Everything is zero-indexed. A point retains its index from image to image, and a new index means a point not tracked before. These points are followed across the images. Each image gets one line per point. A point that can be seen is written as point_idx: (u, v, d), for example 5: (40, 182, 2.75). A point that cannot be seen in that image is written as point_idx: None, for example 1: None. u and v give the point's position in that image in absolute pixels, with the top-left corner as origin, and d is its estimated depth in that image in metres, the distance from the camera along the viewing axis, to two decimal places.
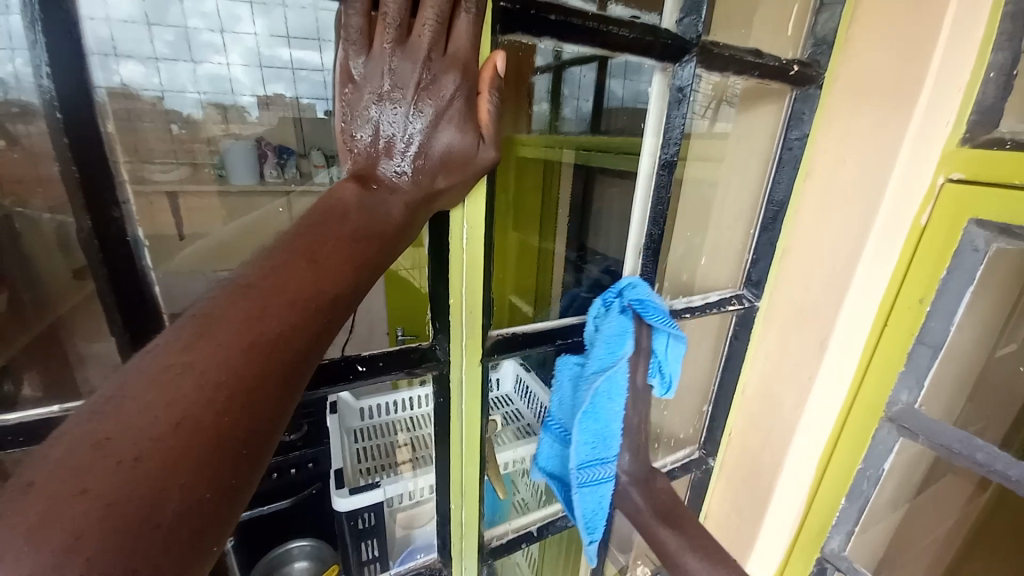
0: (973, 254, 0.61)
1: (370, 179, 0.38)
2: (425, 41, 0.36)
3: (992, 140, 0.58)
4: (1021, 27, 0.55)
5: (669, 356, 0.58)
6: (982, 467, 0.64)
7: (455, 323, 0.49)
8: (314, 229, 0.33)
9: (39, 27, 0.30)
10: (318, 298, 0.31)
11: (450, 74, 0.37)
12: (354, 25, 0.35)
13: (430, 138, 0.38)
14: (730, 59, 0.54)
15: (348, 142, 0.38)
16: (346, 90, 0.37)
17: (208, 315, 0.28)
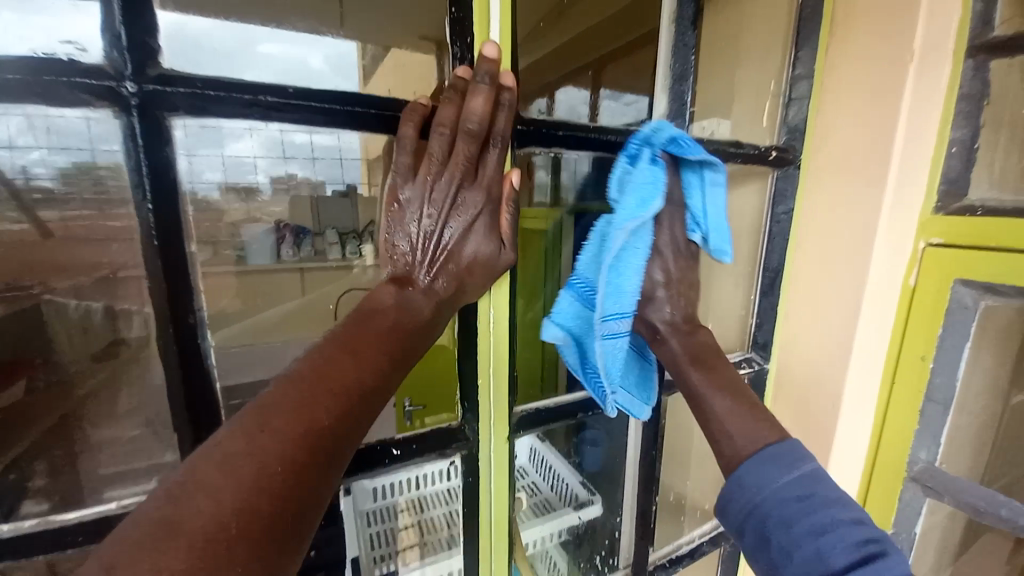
0: (964, 312, 0.65)
1: (405, 282, 0.44)
2: (458, 172, 0.43)
3: (963, 208, 0.64)
4: (974, 109, 0.62)
5: (709, 207, 0.54)
6: (1009, 523, 0.63)
7: (481, 401, 0.52)
8: (353, 327, 0.39)
9: (146, 172, 0.36)
10: (357, 388, 0.36)
11: (476, 193, 0.45)
12: (402, 159, 0.43)
13: (460, 244, 0.45)
14: (713, 151, 0.62)
15: (390, 249, 0.46)
16: (392, 208, 0.45)
17: (264, 407, 0.32)
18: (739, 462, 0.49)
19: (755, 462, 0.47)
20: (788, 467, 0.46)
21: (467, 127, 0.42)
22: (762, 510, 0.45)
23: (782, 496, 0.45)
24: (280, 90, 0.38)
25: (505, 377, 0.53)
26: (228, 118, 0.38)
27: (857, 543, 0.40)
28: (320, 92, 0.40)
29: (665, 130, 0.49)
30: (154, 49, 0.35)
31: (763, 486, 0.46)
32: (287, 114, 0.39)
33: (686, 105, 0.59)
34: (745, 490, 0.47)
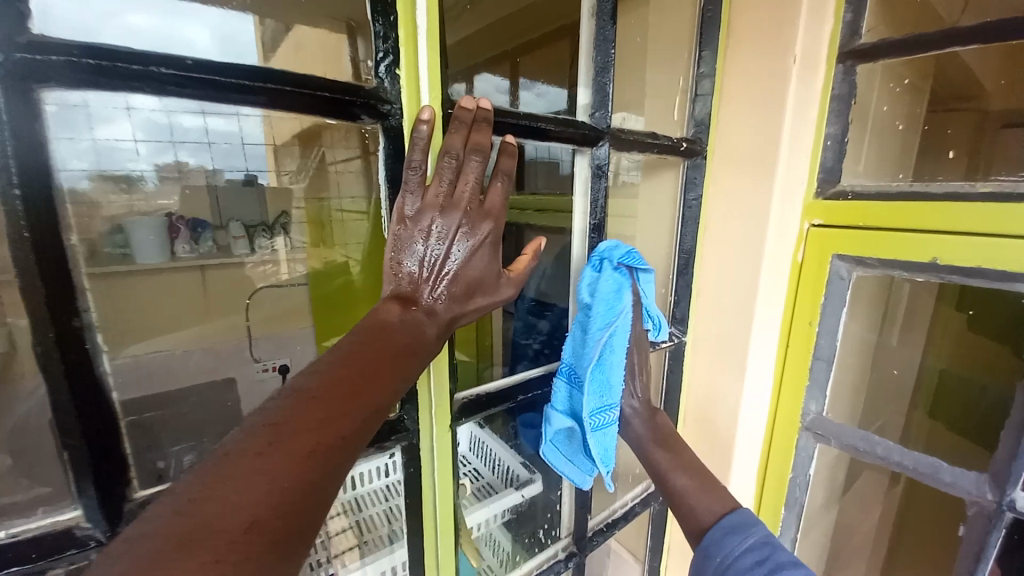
0: (840, 282, 0.75)
1: (411, 301, 0.44)
2: (467, 195, 0.45)
3: (837, 193, 0.74)
4: (842, 108, 0.72)
5: (652, 302, 0.68)
6: (882, 459, 0.75)
7: (422, 391, 0.51)
8: (368, 343, 0.39)
9: (10, 148, 0.30)
10: (362, 412, 0.36)
11: (485, 221, 0.46)
12: (413, 180, 0.44)
13: (467, 263, 0.46)
14: (633, 142, 0.66)
15: (394, 270, 0.45)
16: (400, 226, 0.44)
17: (279, 422, 0.32)
18: (706, 529, 0.59)
19: (718, 530, 0.57)
20: (745, 534, 0.55)
21: (475, 158, 0.45)
22: (728, 575, 0.53)
23: (744, 562, 0.53)
24: (176, 61, 0.33)
25: (445, 366, 0.52)
26: (113, 91, 0.33)
27: None
28: (225, 65, 0.35)
29: (621, 248, 0.64)
30: (20, 11, 0.29)
31: (732, 552, 0.54)
32: (188, 88, 0.34)
33: (608, 95, 0.60)
34: (718, 557, 0.55)
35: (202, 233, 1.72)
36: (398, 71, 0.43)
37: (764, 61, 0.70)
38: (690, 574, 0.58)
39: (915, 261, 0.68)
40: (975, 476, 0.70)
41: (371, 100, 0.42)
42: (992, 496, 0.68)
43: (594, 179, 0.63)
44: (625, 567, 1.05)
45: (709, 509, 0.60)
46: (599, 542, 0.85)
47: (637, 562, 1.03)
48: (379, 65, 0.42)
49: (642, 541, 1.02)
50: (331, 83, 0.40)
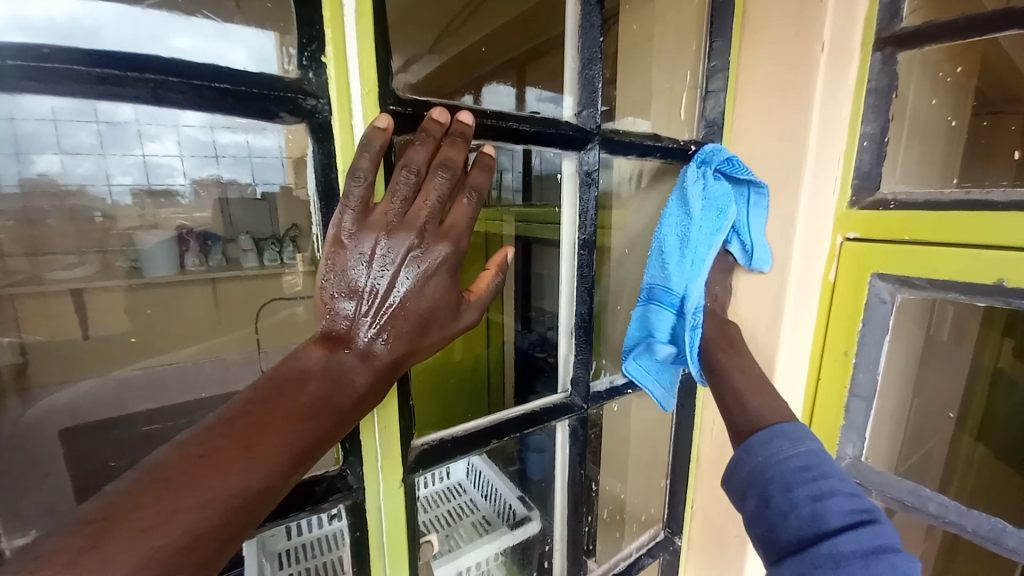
0: (881, 306, 0.64)
1: (342, 343, 0.36)
2: (423, 214, 0.36)
3: (876, 202, 0.63)
4: (881, 103, 0.62)
5: (750, 220, 0.63)
6: (935, 519, 0.62)
7: (366, 441, 0.43)
8: (263, 402, 0.32)
9: None
10: (238, 498, 0.29)
11: (441, 244, 0.37)
12: (354, 195, 0.35)
13: (415, 297, 0.37)
14: (630, 144, 0.56)
15: (327, 306, 0.36)
16: (334, 250, 0.36)
17: (110, 516, 0.25)
18: (752, 433, 0.50)
19: (766, 434, 0.49)
20: (795, 441, 0.47)
21: (441, 173, 0.37)
22: (764, 475, 0.46)
23: (788, 463, 0.45)
24: (28, 48, 0.28)
25: (396, 412, 0.44)
26: None
27: (853, 510, 0.40)
28: (93, 50, 0.30)
29: (721, 152, 0.62)
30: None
31: (776, 454, 0.46)
32: (45, 79, 0.29)
33: (597, 90, 0.52)
34: (754, 457, 0.48)
35: (212, 246, 1.62)
36: (324, 60, 0.36)
37: (784, 50, 0.61)
38: (722, 477, 0.51)
39: (975, 283, 0.57)
40: None
41: (289, 94, 0.35)
42: None
43: (582, 187, 0.54)
44: None
45: (758, 406, 0.54)
46: None
47: None
48: (302, 54, 0.36)
49: None
50: (234, 73, 0.33)
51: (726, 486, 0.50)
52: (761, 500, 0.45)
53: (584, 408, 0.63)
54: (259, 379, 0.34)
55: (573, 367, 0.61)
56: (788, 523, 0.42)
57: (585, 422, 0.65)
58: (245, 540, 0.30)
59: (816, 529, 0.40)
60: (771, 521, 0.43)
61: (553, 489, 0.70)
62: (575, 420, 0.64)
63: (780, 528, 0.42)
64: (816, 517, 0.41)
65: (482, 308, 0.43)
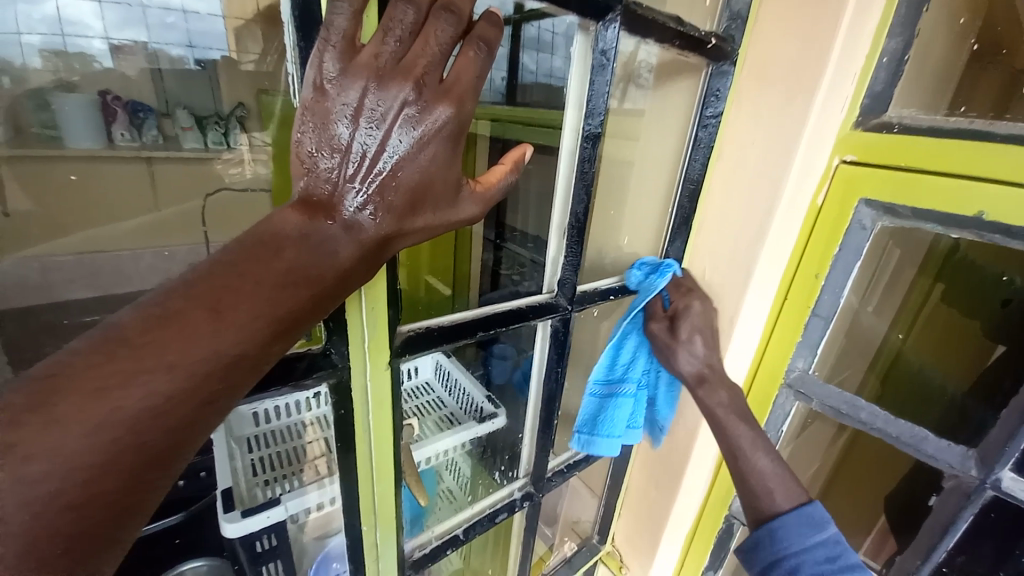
0: (860, 233, 0.66)
1: (324, 211, 0.31)
2: (420, 64, 0.30)
3: (880, 125, 0.62)
4: (912, 15, 0.57)
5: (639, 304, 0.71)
6: (861, 424, 0.71)
7: (352, 322, 0.41)
8: (235, 266, 0.28)
9: None
10: (210, 363, 0.26)
11: (443, 105, 0.31)
12: (338, 28, 0.29)
13: (406, 166, 0.32)
14: (651, 23, 0.50)
15: (306, 163, 0.31)
16: (314, 97, 0.30)
17: (59, 374, 0.23)
18: (774, 514, 0.59)
19: (791, 518, 0.57)
20: (817, 530, 0.55)
21: (446, 15, 0.30)
22: (792, 562, 0.55)
23: (812, 556, 0.54)
24: None
25: (384, 292, 0.41)
26: None
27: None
28: None
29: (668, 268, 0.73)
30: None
31: (800, 541, 0.55)
32: None
33: None
34: (778, 540, 0.57)
35: (146, 119, 1.50)
36: None
37: None
38: (741, 543, 0.61)
39: (955, 215, 0.58)
40: (961, 451, 0.65)
41: None
42: (975, 474, 0.64)
43: (594, 67, 0.48)
44: (582, 501, 1.05)
45: None
46: (557, 482, 0.82)
47: (593, 498, 1.03)
48: None
49: (599, 481, 1.01)
50: None
51: (743, 554, 0.60)
52: (771, 536, 0.57)
53: (568, 310, 0.63)
54: (229, 243, 0.30)
55: (561, 269, 0.60)
56: None
57: (567, 323, 0.64)
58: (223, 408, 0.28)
59: (780, 551, 0.56)
60: None
61: (532, 381, 0.73)
62: (557, 321, 0.64)
63: (778, 563, 0.56)
64: (811, 554, 0.54)
65: (484, 202, 0.38)
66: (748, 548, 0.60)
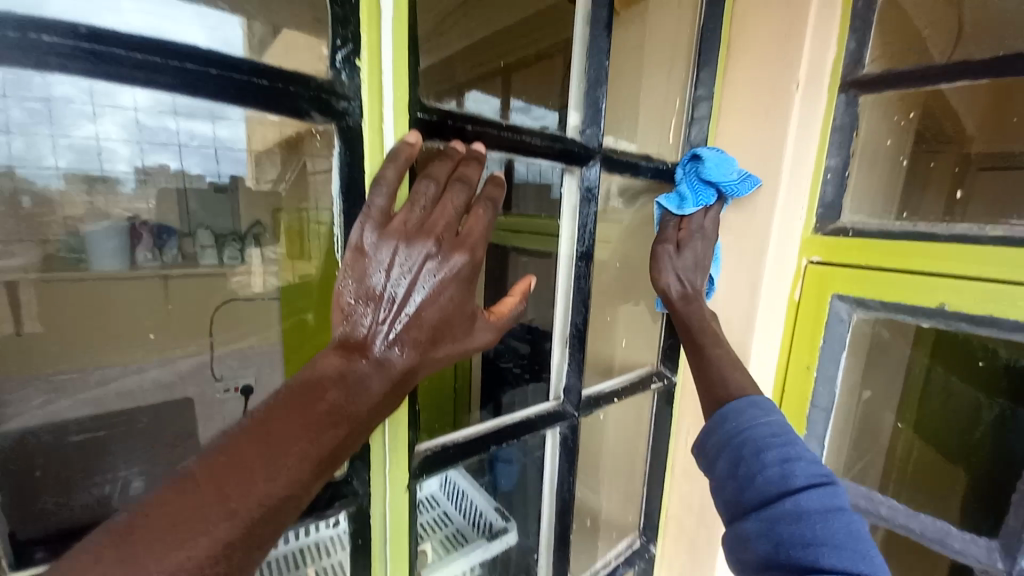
0: (840, 324, 0.71)
1: (357, 352, 0.36)
2: (441, 224, 0.37)
3: (837, 229, 0.70)
4: (844, 141, 0.68)
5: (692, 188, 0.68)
6: (884, 519, 0.69)
7: (374, 446, 0.44)
8: (282, 410, 0.32)
9: None
10: (262, 505, 0.29)
11: (459, 253, 0.37)
12: (376, 206, 0.36)
13: (428, 306, 0.37)
14: (627, 163, 0.60)
15: (345, 312, 0.37)
16: (355, 258, 0.36)
17: (138, 527, 0.25)
18: (720, 406, 0.54)
19: (738, 404, 0.52)
20: (763, 414, 0.50)
21: (458, 186, 0.38)
22: (738, 437, 0.49)
23: (757, 430, 0.48)
24: (65, 29, 0.27)
25: (405, 416, 0.45)
26: None
27: (818, 472, 0.43)
28: (132, 40, 0.29)
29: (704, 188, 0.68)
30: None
31: (753, 419, 0.50)
32: (82, 65, 0.28)
33: (601, 110, 0.55)
34: (730, 419, 0.51)
35: (167, 241, 1.57)
36: (358, 62, 0.37)
37: (764, 86, 0.67)
38: (695, 444, 0.54)
39: (921, 306, 0.63)
40: (985, 544, 0.64)
41: (321, 94, 0.36)
42: (1003, 567, 0.62)
43: (583, 201, 0.57)
44: None
45: None
46: None
47: None
48: (336, 57, 0.36)
49: None
50: (272, 68, 0.34)
51: (698, 454, 0.53)
52: (734, 463, 0.48)
53: (576, 415, 0.65)
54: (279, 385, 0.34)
55: (566, 375, 0.63)
56: (755, 482, 0.45)
57: (576, 428, 0.66)
58: (269, 549, 0.30)
59: (783, 488, 0.43)
60: (740, 479, 0.46)
61: (544, 492, 0.72)
62: (565, 427, 0.65)
63: (746, 491, 0.45)
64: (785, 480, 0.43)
65: (496, 325, 0.43)
66: (767, 516, 0.43)
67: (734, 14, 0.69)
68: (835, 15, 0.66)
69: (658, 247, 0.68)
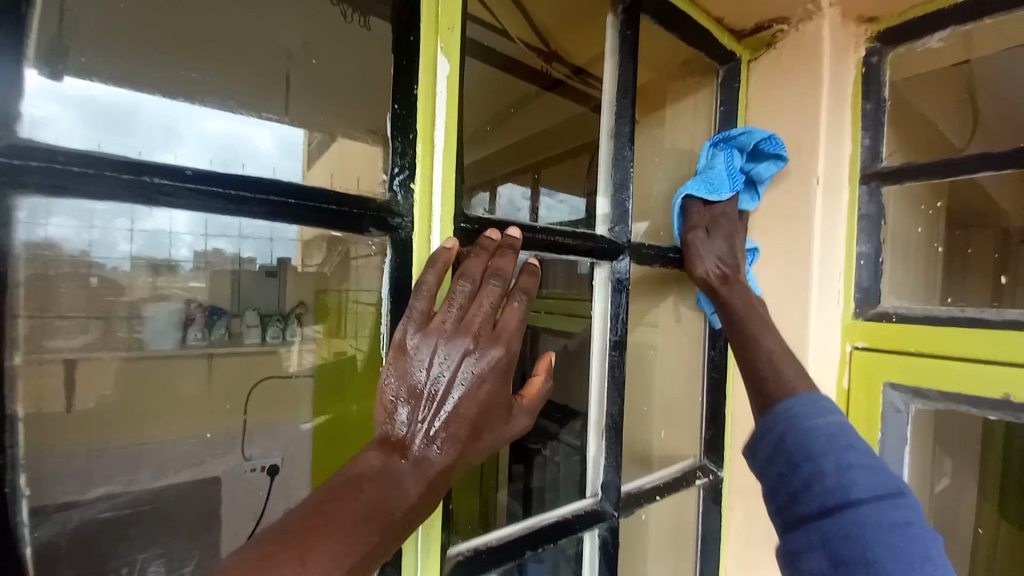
0: (897, 415, 0.67)
1: (397, 450, 0.36)
2: (478, 320, 0.39)
3: (878, 315, 0.68)
4: (873, 228, 0.70)
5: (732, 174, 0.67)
6: None
7: (406, 555, 0.44)
8: (319, 510, 0.32)
9: None
10: None
11: (496, 348, 0.39)
12: (418, 307, 0.39)
13: (466, 401, 0.38)
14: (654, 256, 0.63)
15: (386, 411, 0.38)
16: (397, 357, 0.39)
17: None
18: (781, 400, 0.48)
19: (798, 403, 0.46)
20: (821, 415, 0.44)
21: (493, 282, 0.40)
22: (791, 443, 0.43)
23: (815, 434, 0.42)
24: (176, 170, 0.33)
25: (438, 522, 0.45)
26: (94, 197, 0.32)
27: (885, 484, 0.38)
28: (226, 176, 0.35)
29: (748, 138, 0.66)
30: (8, 113, 0.30)
31: (803, 422, 0.44)
32: (182, 198, 0.34)
33: (627, 210, 0.59)
34: (785, 422, 0.45)
35: (218, 320, 1.71)
36: (413, 186, 0.42)
37: (786, 180, 0.71)
38: (743, 444, 0.48)
39: (985, 396, 0.59)
40: None
41: (379, 213, 0.41)
42: None
43: (614, 293, 0.59)
44: None
45: None
46: None
47: None
48: (393, 180, 0.41)
49: None
50: (340, 196, 0.39)
51: (747, 455, 0.48)
52: (786, 465, 0.43)
53: (615, 514, 0.61)
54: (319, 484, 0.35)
55: (603, 471, 0.60)
56: (811, 491, 0.40)
57: (615, 530, 0.62)
58: None
59: (841, 498, 0.38)
60: (794, 487, 0.41)
61: None
62: (604, 528, 0.61)
63: (802, 499, 0.40)
64: (842, 485, 0.39)
65: (531, 414, 0.43)
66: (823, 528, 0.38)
67: (747, 119, 0.75)
68: (847, 117, 0.71)
69: (678, 260, 0.62)
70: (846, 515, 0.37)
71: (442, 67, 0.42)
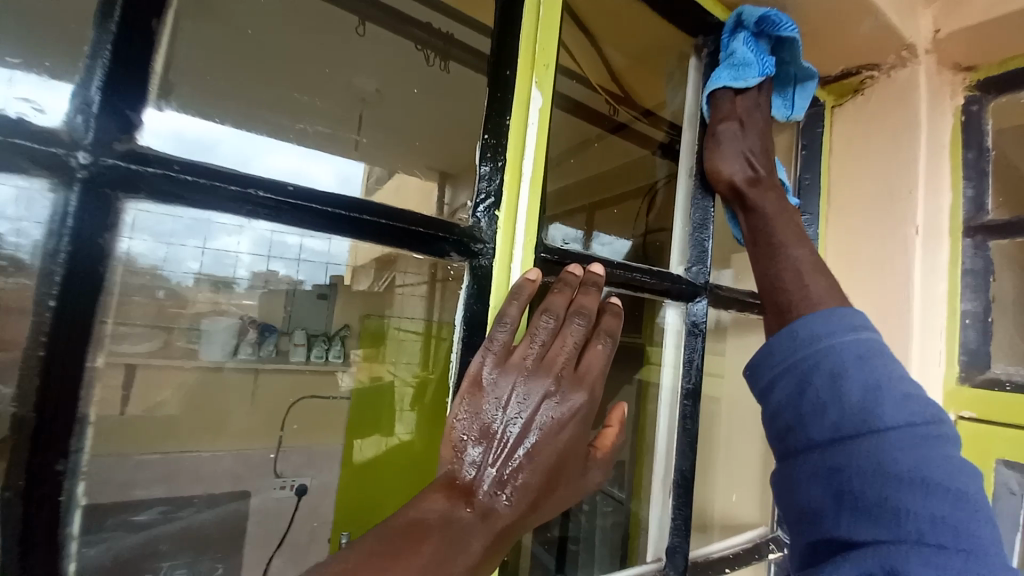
0: (1013, 498, 0.58)
1: (464, 495, 0.34)
2: (560, 360, 0.37)
3: (989, 381, 0.60)
4: (979, 284, 0.63)
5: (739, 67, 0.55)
6: None
7: None
8: (382, 555, 0.29)
9: (64, 257, 0.29)
10: None
11: (577, 393, 0.37)
12: (498, 339, 0.37)
13: (541, 449, 0.35)
14: (731, 299, 0.59)
15: (454, 448, 0.36)
16: (472, 390, 0.36)
17: None
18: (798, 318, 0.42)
19: (819, 317, 0.40)
20: (847, 333, 0.38)
21: (578, 320, 0.38)
22: (805, 367, 0.39)
23: (837, 350, 0.38)
24: (277, 186, 0.34)
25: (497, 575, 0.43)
26: (200, 207, 0.33)
27: (933, 454, 0.32)
28: (323, 195, 0.35)
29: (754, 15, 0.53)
30: (132, 124, 0.31)
31: (823, 340, 0.39)
32: (281, 214, 0.34)
33: (706, 251, 0.57)
34: (796, 342, 0.40)
35: (268, 337, 1.75)
36: (498, 213, 0.41)
37: (877, 228, 0.65)
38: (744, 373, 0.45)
39: None
40: None
41: (463, 239, 0.40)
42: None
43: (690, 336, 0.55)
44: None
45: None
46: None
47: None
48: (479, 206, 0.41)
49: None
50: (428, 220, 0.39)
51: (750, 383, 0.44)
52: (796, 388, 0.39)
53: None
54: (380, 523, 0.32)
55: (669, 534, 0.55)
56: (828, 442, 0.35)
57: None
58: None
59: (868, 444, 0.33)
60: (803, 411, 0.37)
61: None
62: None
63: (812, 422, 0.37)
64: (866, 412, 0.34)
65: (604, 467, 0.40)
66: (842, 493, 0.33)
67: (830, 165, 0.71)
68: (944, 164, 0.66)
69: (715, 129, 0.55)
70: (868, 446, 0.33)
71: (535, 98, 0.42)
